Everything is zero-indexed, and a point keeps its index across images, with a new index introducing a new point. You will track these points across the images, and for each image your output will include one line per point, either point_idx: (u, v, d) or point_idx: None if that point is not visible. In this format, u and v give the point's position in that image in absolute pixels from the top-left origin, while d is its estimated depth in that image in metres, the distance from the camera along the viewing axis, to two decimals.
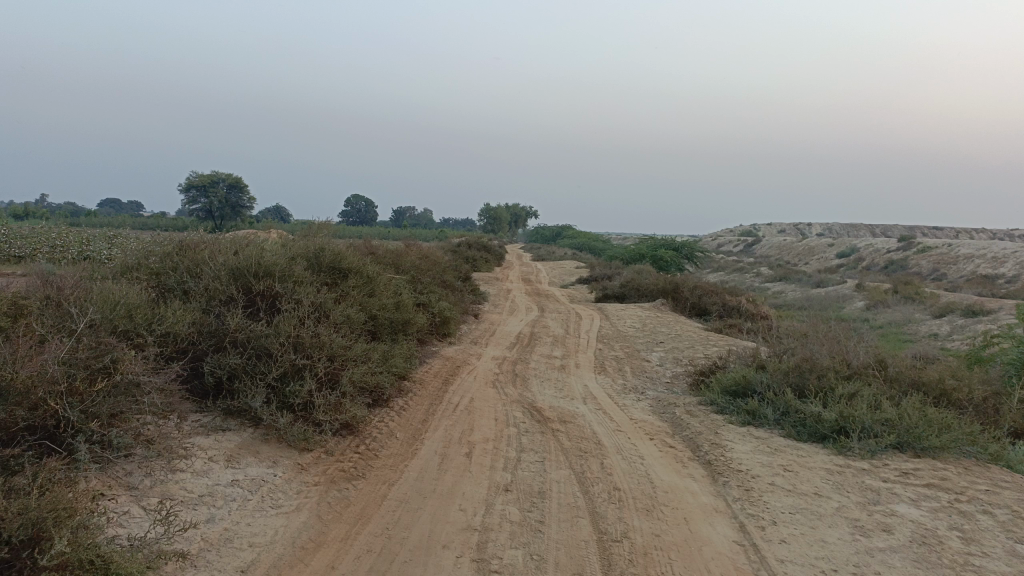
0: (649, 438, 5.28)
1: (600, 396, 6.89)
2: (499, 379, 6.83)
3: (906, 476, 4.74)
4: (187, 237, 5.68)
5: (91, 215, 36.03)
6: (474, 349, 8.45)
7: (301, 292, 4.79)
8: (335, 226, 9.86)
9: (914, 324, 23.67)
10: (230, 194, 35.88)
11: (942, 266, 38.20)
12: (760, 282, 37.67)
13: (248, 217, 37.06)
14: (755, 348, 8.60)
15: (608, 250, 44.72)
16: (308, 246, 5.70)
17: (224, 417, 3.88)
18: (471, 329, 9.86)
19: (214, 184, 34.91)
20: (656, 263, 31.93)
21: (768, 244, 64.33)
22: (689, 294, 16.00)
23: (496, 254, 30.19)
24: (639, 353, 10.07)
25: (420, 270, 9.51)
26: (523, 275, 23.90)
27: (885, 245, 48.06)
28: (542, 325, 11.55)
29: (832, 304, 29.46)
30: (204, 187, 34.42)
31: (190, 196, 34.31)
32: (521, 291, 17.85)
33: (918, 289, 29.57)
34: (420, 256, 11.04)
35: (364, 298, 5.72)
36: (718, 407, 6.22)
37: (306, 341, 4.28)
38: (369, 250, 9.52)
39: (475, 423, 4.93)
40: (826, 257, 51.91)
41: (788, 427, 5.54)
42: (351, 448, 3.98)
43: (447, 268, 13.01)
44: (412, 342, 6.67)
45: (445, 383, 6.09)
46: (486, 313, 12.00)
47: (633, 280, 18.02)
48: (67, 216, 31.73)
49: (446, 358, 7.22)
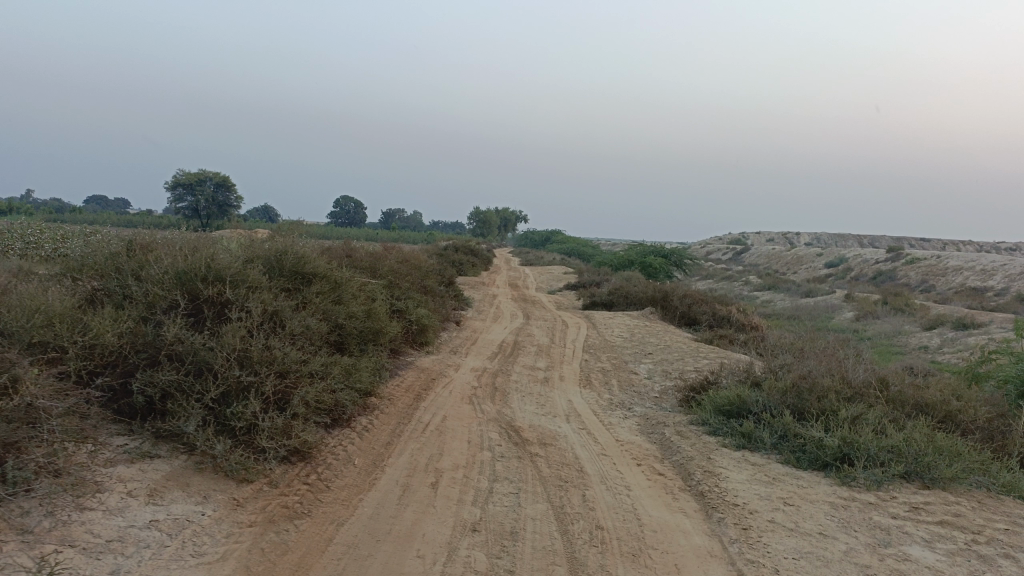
0: (636, 464, 4.83)
1: (584, 413, 6.45)
2: (477, 394, 6.37)
3: (916, 512, 4.32)
4: (137, 235, 5.20)
5: (75, 211, 35.41)
6: (453, 359, 8.00)
7: (254, 299, 4.32)
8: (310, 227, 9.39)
9: (905, 336, 23.40)
10: (219, 194, 35.45)
11: (931, 277, 38.05)
12: (749, 291, 37.40)
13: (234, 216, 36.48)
14: (749, 362, 8.18)
15: (598, 256, 44.37)
16: (269, 247, 5.21)
17: (153, 443, 3.42)
18: (452, 337, 9.41)
19: (202, 183, 34.46)
20: (646, 270, 31.58)
21: (757, 253, 64.24)
22: (679, 303, 15.60)
23: (484, 258, 29.79)
24: (626, 365, 9.63)
25: (399, 274, 9.04)
26: (510, 280, 23.46)
27: (874, 255, 47.96)
28: (526, 333, 11.10)
29: (821, 315, 29.18)
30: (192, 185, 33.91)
31: (177, 195, 33.80)
32: (508, 297, 17.41)
33: (908, 300, 29.34)
34: (401, 260, 10.57)
35: (329, 305, 5.24)
36: (711, 428, 5.79)
37: (254, 356, 3.81)
38: (346, 253, 9.05)
39: (445, 447, 4.47)
40: (814, 267, 51.78)
41: (787, 453, 5.11)
42: (299, 479, 3.51)
43: (430, 272, 12.54)
44: (383, 353, 6.20)
45: (417, 399, 5.62)
46: (469, 321, 11.54)
47: (622, 287, 17.61)
48: (49, 212, 31.08)
49: (421, 370, 6.76)
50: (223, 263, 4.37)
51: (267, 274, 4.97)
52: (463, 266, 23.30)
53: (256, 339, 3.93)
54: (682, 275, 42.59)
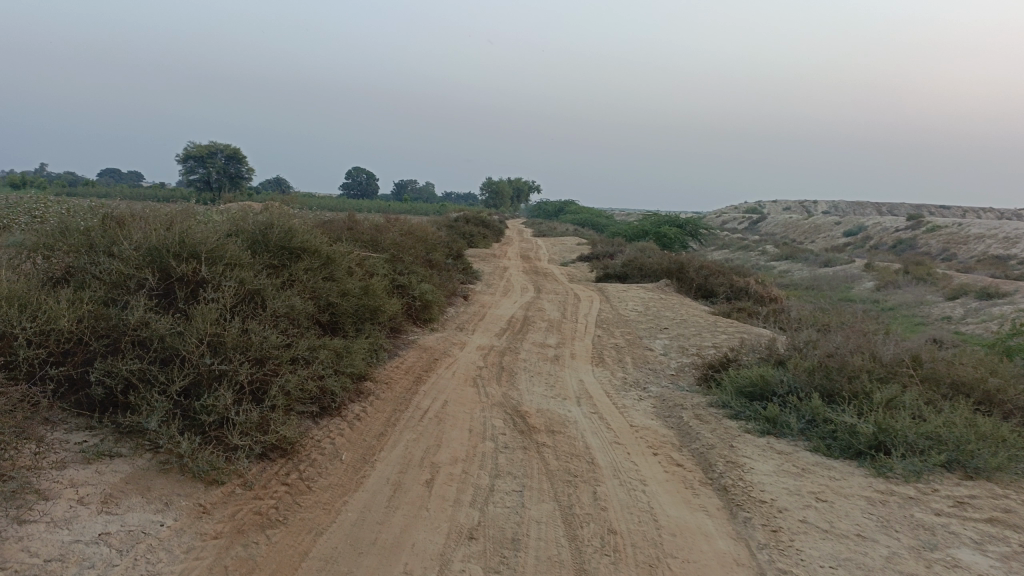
0: (652, 454, 4.46)
1: (596, 395, 6.07)
2: (481, 375, 6.00)
3: (962, 507, 3.92)
4: (111, 208, 4.82)
5: (89, 184, 35.26)
6: (458, 337, 7.63)
7: (232, 278, 3.94)
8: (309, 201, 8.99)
9: (926, 306, 22.83)
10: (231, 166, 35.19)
11: (952, 246, 37.22)
12: (765, 261, 36.78)
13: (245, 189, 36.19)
14: (770, 339, 7.76)
15: (612, 226, 43.78)
16: (254, 220, 4.83)
17: (115, 441, 3.08)
18: (459, 313, 9.04)
19: (214, 155, 34.18)
20: (660, 240, 31.04)
21: (773, 222, 63.31)
22: (694, 274, 15.14)
23: (496, 229, 29.31)
24: (641, 340, 9.24)
25: (402, 248, 8.66)
26: (522, 251, 23.05)
27: (893, 223, 47.05)
28: (537, 308, 10.71)
29: (840, 285, 28.59)
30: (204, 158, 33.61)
31: (190, 168, 33.52)
32: (519, 269, 17.00)
33: (929, 269, 28.68)
34: (406, 232, 10.18)
35: (319, 283, 4.86)
36: (732, 412, 5.40)
37: (228, 341, 3.44)
38: (347, 228, 8.67)
39: (444, 437, 4.11)
40: (832, 236, 50.93)
41: (816, 440, 4.71)
42: (277, 480, 3.15)
43: (438, 245, 12.15)
44: (381, 334, 5.83)
45: (417, 381, 5.26)
46: (478, 295, 11.16)
47: (636, 259, 17.15)
48: (61, 185, 30.91)
49: (424, 350, 6.39)
50: (198, 239, 3.99)
51: (251, 250, 4.59)
52: (474, 238, 22.89)
53: (232, 322, 3.56)
54: (697, 245, 41.98)
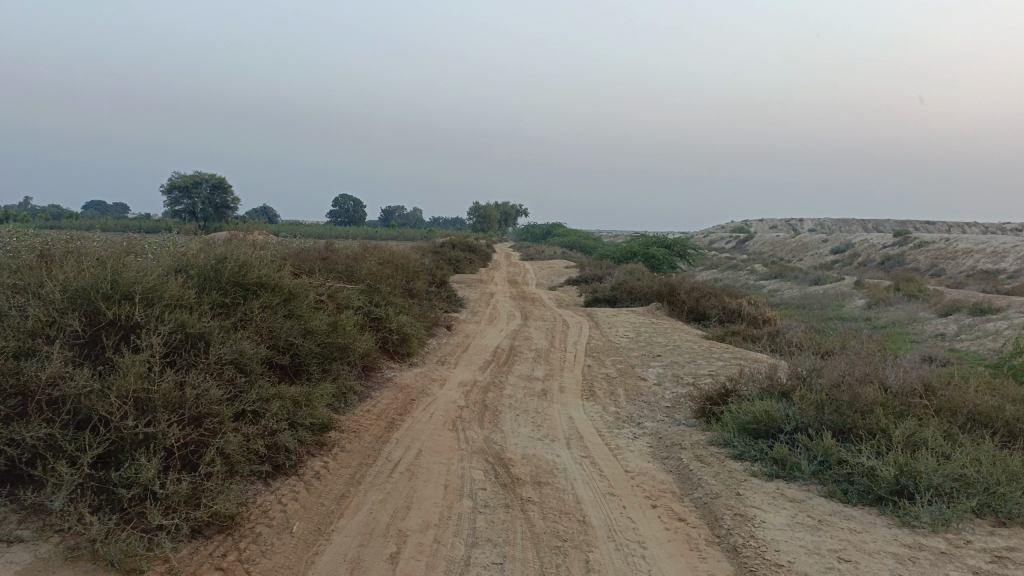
0: (650, 506, 3.98)
1: (587, 435, 5.60)
2: (463, 415, 5.53)
3: (1003, 563, 3.46)
4: (45, 245, 4.35)
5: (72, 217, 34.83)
6: (439, 372, 7.16)
7: (171, 321, 3.48)
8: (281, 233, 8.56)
9: (919, 324, 22.53)
10: (216, 196, 34.88)
11: (941, 261, 37.11)
12: (755, 280, 36.54)
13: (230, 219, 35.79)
14: (769, 367, 7.32)
15: (600, 248, 43.52)
16: (204, 255, 4.38)
17: (16, 524, 2.59)
18: (441, 346, 8.57)
19: (200, 185, 33.92)
20: (649, 262, 30.75)
21: (761, 241, 63.28)
22: (686, 297, 14.74)
23: (482, 253, 28.93)
24: (633, 370, 8.78)
25: (380, 278, 8.21)
26: (509, 276, 22.64)
27: (880, 240, 47.05)
28: (524, 336, 10.26)
29: (831, 303, 28.29)
30: (189, 188, 33.29)
31: (174, 198, 33.17)
32: (506, 295, 16.55)
33: (920, 286, 28.46)
34: (385, 261, 9.75)
35: (278, 322, 4.40)
36: (737, 452, 4.95)
37: (156, 398, 2.97)
38: (321, 259, 8.23)
39: (416, 496, 3.62)
40: (820, 254, 50.85)
41: (831, 486, 4.26)
42: (209, 565, 2.66)
43: (420, 274, 11.72)
44: (352, 375, 5.36)
45: (390, 426, 4.79)
46: (462, 324, 10.70)
47: (626, 282, 16.75)
48: (43, 218, 30.44)
49: (400, 388, 5.92)
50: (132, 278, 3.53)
51: (199, 288, 4.13)
52: (461, 264, 22.48)
53: (163, 374, 3.09)
54: (686, 266, 41.73)
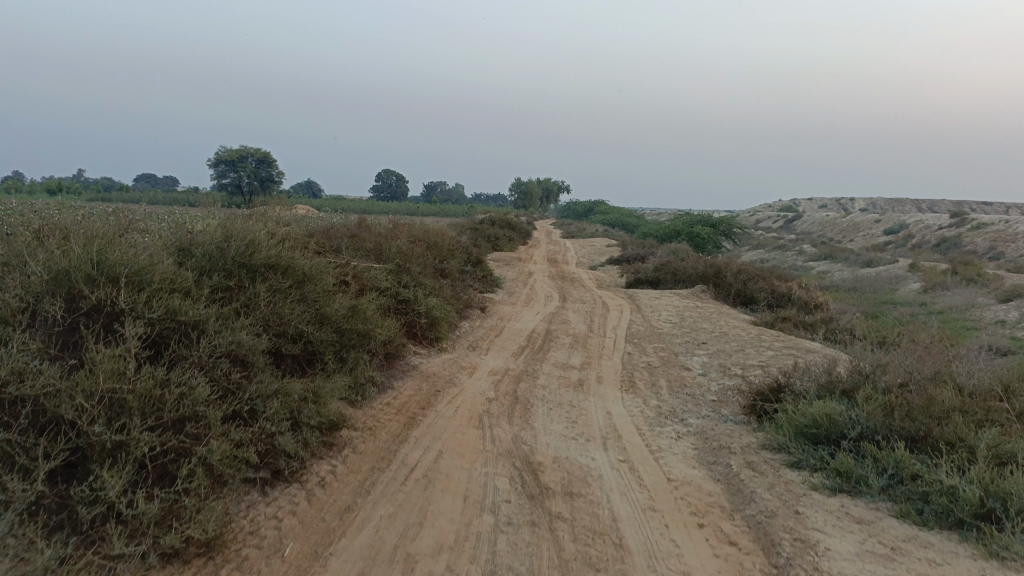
0: (696, 526, 3.51)
1: (626, 434, 5.15)
2: (491, 409, 5.12)
3: None
4: (41, 220, 4.03)
5: (121, 189, 35.39)
6: (469, 358, 6.76)
7: (159, 308, 3.12)
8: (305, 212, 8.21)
9: (978, 309, 21.45)
10: (261, 170, 35.09)
11: (1000, 244, 35.49)
12: (803, 261, 35.42)
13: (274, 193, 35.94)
14: (825, 361, 6.76)
15: (643, 226, 42.73)
16: (208, 233, 4.01)
17: None
18: (473, 329, 8.18)
19: (244, 159, 34.14)
20: (693, 241, 29.95)
21: (809, 221, 61.54)
22: (732, 279, 14.11)
23: (522, 231, 28.48)
24: (676, 358, 8.28)
25: (410, 257, 7.83)
26: (548, 254, 22.17)
27: (936, 221, 45.31)
28: (561, 320, 9.81)
29: (884, 286, 27.20)
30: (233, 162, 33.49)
31: (220, 172, 33.45)
32: (544, 275, 16.10)
33: (980, 269, 27.18)
34: (418, 240, 9.37)
35: (289, 307, 4.02)
36: (793, 460, 4.45)
37: (131, 400, 2.60)
38: (349, 237, 7.88)
39: (430, 510, 3.22)
40: (872, 235, 49.17)
41: (904, 506, 3.75)
42: None
43: (455, 253, 11.33)
44: (373, 363, 4.98)
45: (410, 422, 4.40)
46: (497, 306, 10.29)
47: (669, 263, 16.15)
48: (94, 190, 30.94)
49: (425, 378, 5.53)
50: (118, 259, 3.16)
51: (200, 270, 3.77)
52: (500, 241, 22.06)
53: (142, 371, 2.72)
54: (731, 245, 40.74)
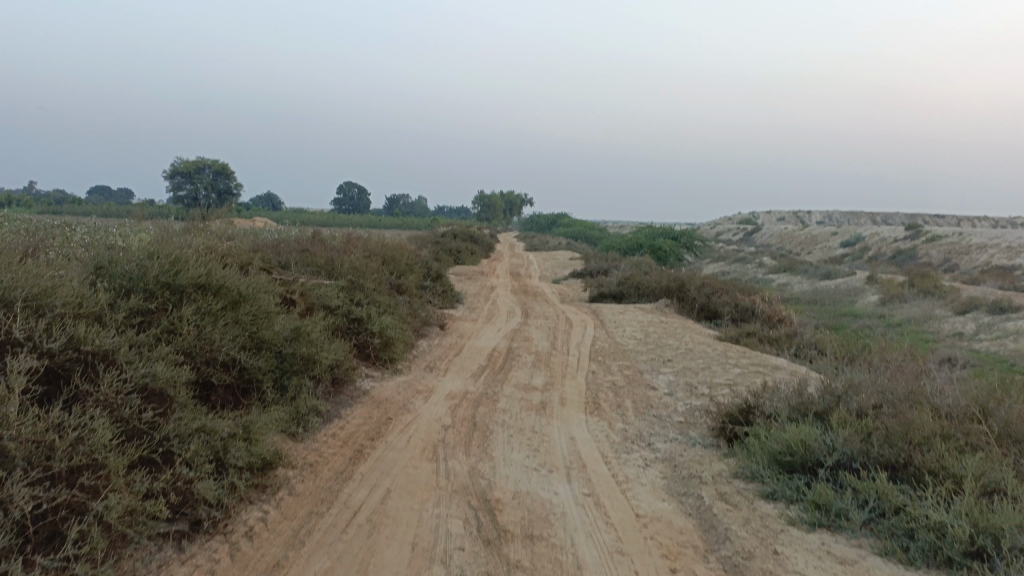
0: (669, 571, 3.20)
1: (591, 462, 4.83)
2: (447, 437, 4.77)
3: None
4: None
5: (72, 202, 34.33)
6: (425, 380, 6.40)
7: (60, 337, 2.72)
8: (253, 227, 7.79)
9: (936, 322, 21.69)
10: (219, 183, 34.40)
11: (953, 257, 36.20)
12: (763, 274, 35.68)
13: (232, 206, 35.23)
14: (795, 381, 6.54)
15: (606, 239, 42.75)
16: (129, 251, 3.62)
17: None
18: (431, 348, 7.81)
19: (201, 170, 33.44)
20: (655, 254, 29.96)
21: (768, 234, 62.33)
22: (696, 293, 13.96)
23: (485, 244, 28.20)
24: (641, 377, 8.02)
25: (364, 273, 7.47)
26: (511, 268, 21.89)
27: (891, 233, 46.12)
28: (523, 337, 9.50)
29: (843, 299, 27.44)
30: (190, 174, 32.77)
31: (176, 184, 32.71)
32: (506, 289, 15.80)
33: (935, 281, 27.60)
34: (374, 256, 9.01)
35: (219, 332, 3.63)
36: (768, 491, 4.18)
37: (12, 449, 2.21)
38: (299, 253, 7.49)
39: (372, 563, 2.85)
40: (830, 247, 49.91)
41: (888, 542, 3.49)
42: None
43: (414, 268, 10.98)
44: (317, 390, 4.61)
45: (357, 456, 4.03)
46: (457, 323, 9.95)
47: (632, 276, 15.97)
48: (46, 201, 30.01)
49: (377, 403, 5.16)
50: (12, 281, 2.76)
51: (116, 292, 3.37)
52: (462, 255, 21.74)
53: (30, 414, 2.33)
54: (693, 258, 40.94)
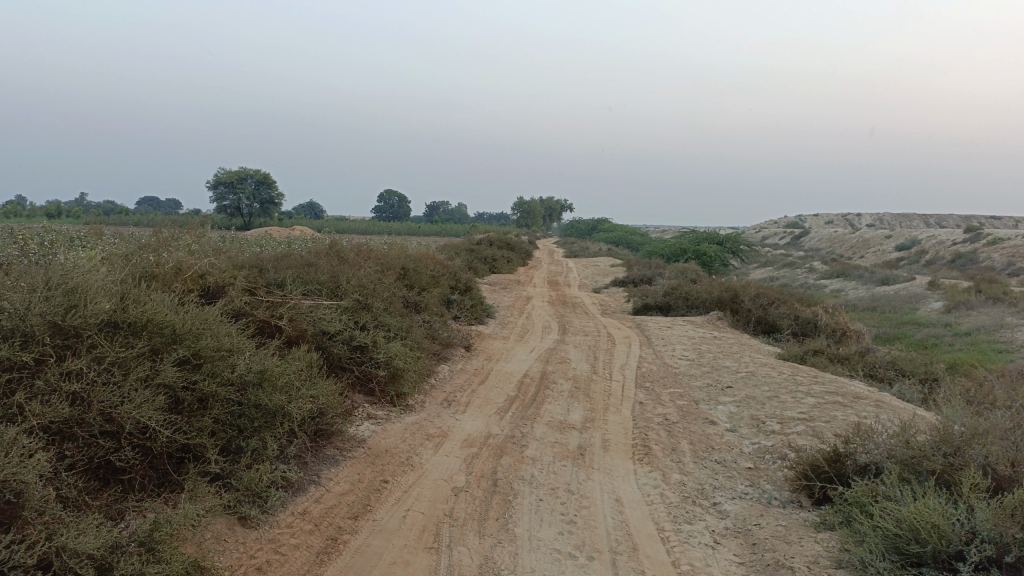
0: None
1: (644, 541, 3.75)
2: (458, 507, 3.74)
3: None
4: None
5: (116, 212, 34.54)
6: (441, 419, 5.38)
7: None
8: (248, 248, 6.88)
9: (1009, 330, 20.00)
10: (260, 191, 34.17)
11: (1019, 259, 34.06)
12: (814, 279, 34.00)
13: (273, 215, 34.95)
14: (889, 424, 5.35)
15: (648, 244, 41.45)
16: (13, 278, 2.74)
17: None
18: (452, 377, 6.78)
19: (242, 181, 33.24)
20: (700, 260, 28.61)
21: (817, 237, 60.17)
22: (751, 304, 12.71)
23: (522, 249, 27.24)
24: (697, 409, 6.87)
25: (375, 290, 6.49)
26: (549, 276, 20.83)
27: (950, 235, 43.87)
28: (560, 358, 8.42)
29: (903, 305, 25.75)
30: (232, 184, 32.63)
31: (218, 195, 32.61)
32: (543, 300, 14.73)
33: (1004, 287, 25.71)
34: (392, 271, 8.03)
35: (130, 389, 2.72)
36: None
37: None
38: (301, 270, 6.56)
39: None
40: (883, 250, 47.77)
41: None
42: None
43: (439, 281, 9.99)
44: (294, 444, 3.66)
45: (329, 550, 3.03)
46: (486, 342, 8.91)
47: (679, 286, 14.76)
48: (91, 212, 30.01)
49: (374, 456, 4.15)
50: None
51: None
52: (497, 263, 20.75)
53: None
54: (740, 262, 39.37)
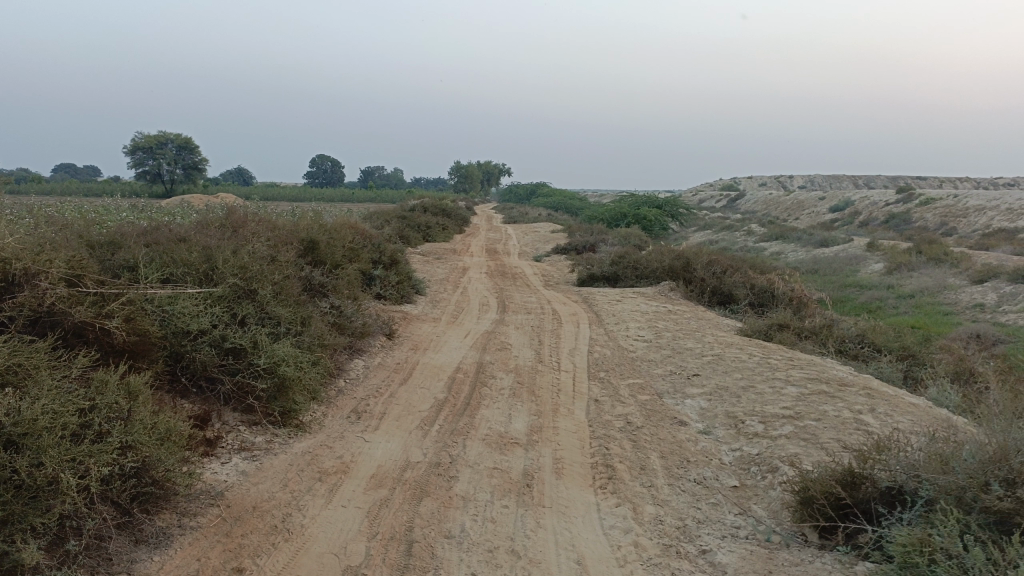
0: None
1: None
2: None
3: None
4: None
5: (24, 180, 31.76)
6: (344, 442, 4.10)
7: None
8: (100, 226, 5.42)
9: (951, 292, 19.68)
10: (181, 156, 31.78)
11: (950, 220, 34.30)
12: (754, 241, 33.61)
13: (198, 182, 32.63)
14: (906, 436, 4.32)
15: (587, 209, 40.53)
16: None
17: None
18: (366, 377, 5.50)
19: (163, 145, 30.85)
20: (641, 224, 27.84)
21: (753, 200, 60.31)
22: (704, 273, 11.73)
23: (459, 216, 25.88)
24: (663, 406, 5.78)
25: (263, 271, 5.13)
26: (487, 244, 19.58)
27: (883, 196, 44.24)
28: (498, 344, 7.20)
29: (844, 268, 25.42)
30: (151, 149, 30.22)
31: (136, 160, 30.20)
32: (481, 271, 13.49)
33: (943, 247, 25.58)
34: (294, 247, 6.64)
35: None
36: None
37: None
38: (168, 247, 5.14)
39: None
40: (817, 212, 48.00)
41: None
42: None
43: (358, 256, 8.61)
44: (93, 527, 2.44)
45: None
46: (413, 326, 7.62)
47: (626, 253, 13.71)
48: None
49: (233, 521, 2.91)
50: None
51: None
52: (431, 231, 19.37)
53: None
54: (679, 226, 38.85)
